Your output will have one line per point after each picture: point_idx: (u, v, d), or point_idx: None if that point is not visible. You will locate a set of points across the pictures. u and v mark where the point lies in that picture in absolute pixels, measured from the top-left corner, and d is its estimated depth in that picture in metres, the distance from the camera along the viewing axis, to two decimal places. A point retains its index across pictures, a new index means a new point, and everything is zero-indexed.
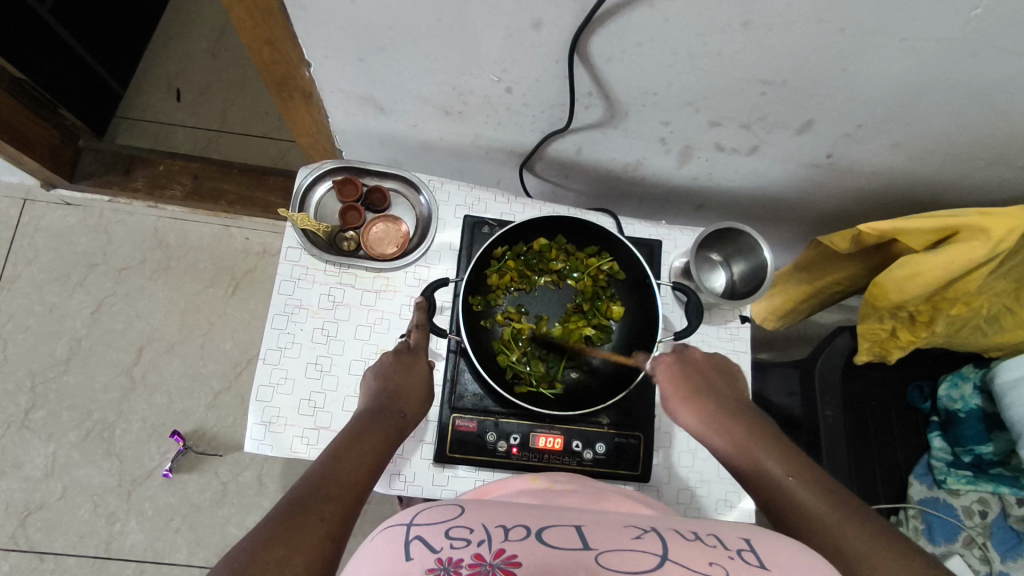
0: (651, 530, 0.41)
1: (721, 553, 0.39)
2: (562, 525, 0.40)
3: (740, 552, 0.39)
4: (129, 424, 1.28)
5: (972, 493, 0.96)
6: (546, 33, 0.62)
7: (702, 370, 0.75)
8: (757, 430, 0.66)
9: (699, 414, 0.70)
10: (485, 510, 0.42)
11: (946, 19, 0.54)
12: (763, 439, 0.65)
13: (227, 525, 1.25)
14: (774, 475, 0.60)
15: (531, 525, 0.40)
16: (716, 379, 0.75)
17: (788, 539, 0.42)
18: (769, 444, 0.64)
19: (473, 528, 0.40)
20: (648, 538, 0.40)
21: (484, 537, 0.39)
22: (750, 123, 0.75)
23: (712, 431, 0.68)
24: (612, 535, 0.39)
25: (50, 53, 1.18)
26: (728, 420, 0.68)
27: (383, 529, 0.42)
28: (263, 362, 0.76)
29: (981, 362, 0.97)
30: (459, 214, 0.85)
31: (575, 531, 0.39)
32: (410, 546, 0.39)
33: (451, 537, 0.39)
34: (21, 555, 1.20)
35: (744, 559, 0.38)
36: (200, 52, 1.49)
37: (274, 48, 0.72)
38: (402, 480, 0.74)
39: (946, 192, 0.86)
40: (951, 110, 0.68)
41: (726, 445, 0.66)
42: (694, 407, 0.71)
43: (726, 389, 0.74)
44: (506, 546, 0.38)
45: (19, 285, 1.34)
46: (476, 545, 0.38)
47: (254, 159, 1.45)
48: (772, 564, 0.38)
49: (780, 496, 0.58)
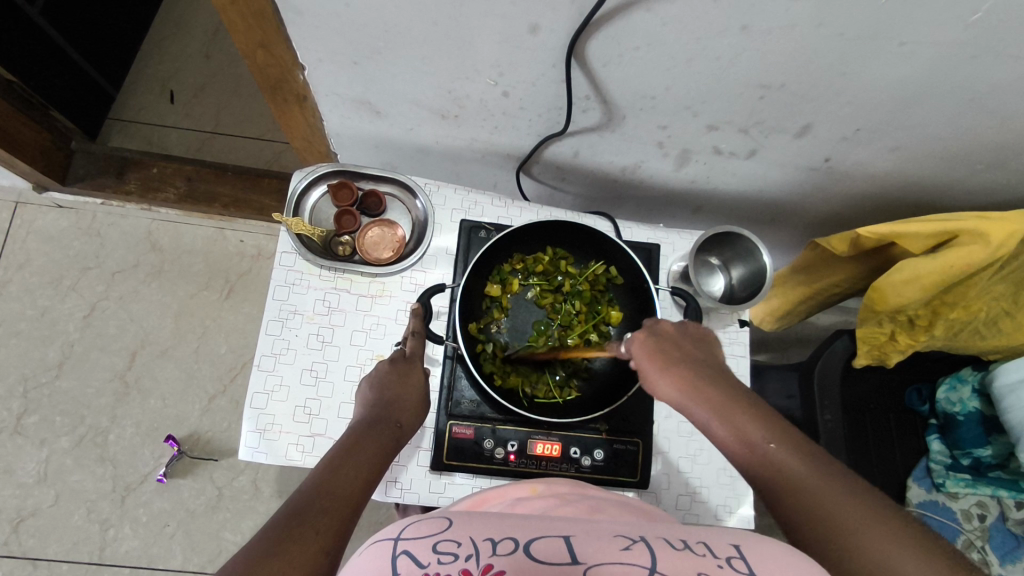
0: (640, 539, 0.40)
1: (711, 562, 0.38)
2: (551, 536, 0.39)
3: (730, 560, 0.38)
4: (123, 428, 1.27)
5: (972, 497, 0.96)
6: (542, 37, 0.61)
7: (677, 343, 0.67)
8: (743, 399, 0.59)
9: (682, 388, 0.62)
10: (475, 522, 0.42)
11: (947, 24, 0.54)
12: (752, 412, 0.58)
13: (223, 530, 1.24)
14: (773, 456, 0.54)
15: (521, 537, 0.39)
16: (691, 346, 0.67)
17: (785, 546, 0.41)
18: (759, 417, 0.57)
19: (461, 542, 0.39)
20: (636, 548, 0.39)
21: (472, 551, 0.38)
22: (748, 127, 0.74)
23: (695, 406, 0.61)
24: (602, 545, 0.39)
25: (42, 55, 1.17)
26: (713, 397, 0.60)
27: (372, 543, 0.41)
28: (257, 369, 0.75)
29: (979, 366, 0.97)
30: (456, 218, 0.84)
31: (565, 542, 0.39)
32: (398, 562, 0.38)
33: (438, 551, 0.38)
34: (13, 561, 1.19)
35: (734, 567, 0.37)
36: (194, 53, 1.48)
37: (267, 51, 0.70)
38: (399, 488, 0.73)
39: (945, 196, 0.86)
40: (950, 114, 0.67)
41: (714, 422, 0.59)
42: (679, 382, 0.63)
43: (704, 356, 0.66)
44: (493, 561, 0.37)
45: (11, 288, 1.33)
46: (464, 561, 0.38)
47: (248, 162, 1.44)
48: (763, 573, 0.37)
49: (781, 481, 0.53)
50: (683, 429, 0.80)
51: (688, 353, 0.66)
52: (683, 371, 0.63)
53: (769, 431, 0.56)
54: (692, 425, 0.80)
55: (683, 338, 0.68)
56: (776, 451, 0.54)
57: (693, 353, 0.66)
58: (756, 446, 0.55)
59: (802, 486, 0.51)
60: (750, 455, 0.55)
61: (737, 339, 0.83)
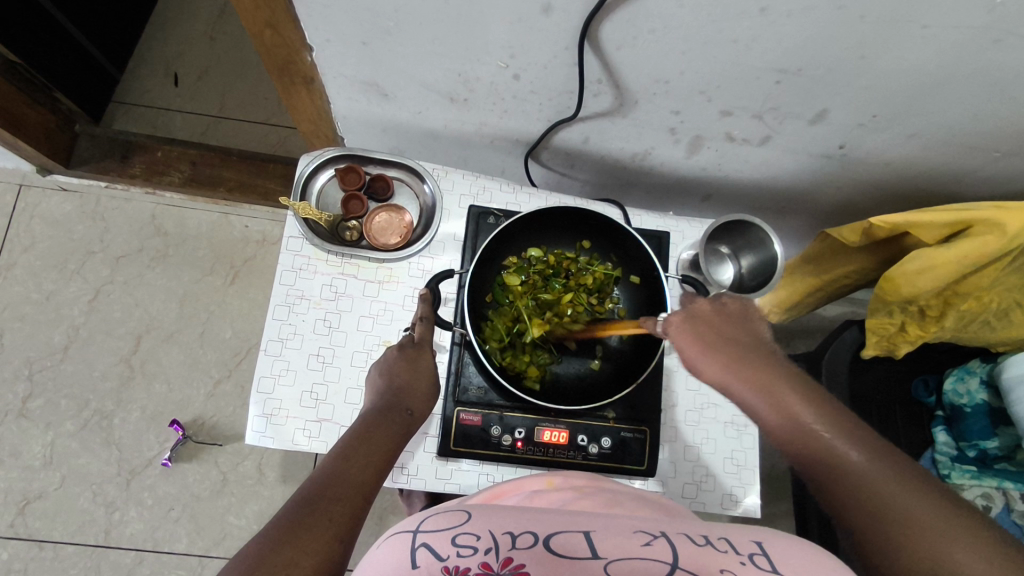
0: (661, 535, 0.40)
1: (733, 559, 0.37)
2: (571, 531, 0.39)
3: (752, 556, 0.37)
4: (128, 413, 1.28)
5: (976, 488, 0.94)
6: (556, 18, 0.60)
7: (714, 325, 0.63)
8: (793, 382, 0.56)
9: (723, 366, 0.59)
10: (493, 516, 0.41)
11: (970, 7, 0.53)
12: (806, 395, 0.54)
13: (227, 514, 1.24)
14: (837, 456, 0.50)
15: (539, 531, 0.39)
16: (730, 331, 0.62)
17: (807, 541, 0.40)
18: (820, 405, 0.54)
19: (479, 535, 0.39)
20: (656, 545, 0.38)
21: (491, 545, 0.38)
22: (762, 112, 0.73)
23: (743, 388, 0.57)
24: (623, 540, 0.38)
25: (44, 35, 1.16)
26: (758, 374, 0.57)
27: (390, 537, 0.41)
28: (264, 354, 0.75)
29: (988, 357, 0.95)
30: (464, 203, 0.83)
31: (585, 536, 0.39)
32: (416, 554, 0.38)
33: (457, 545, 0.38)
34: (19, 543, 1.20)
35: (757, 564, 0.37)
36: (199, 35, 1.46)
37: (275, 32, 0.69)
38: (406, 474, 0.73)
39: (960, 184, 0.85)
40: (971, 101, 0.66)
41: (768, 409, 0.55)
42: (723, 361, 0.59)
43: (751, 333, 0.62)
44: (513, 554, 0.37)
45: (15, 272, 1.32)
46: (484, 554, 0.37)
47: (253, 146, 1.42)
48: (786, 569, 0.37)
49: (850, 491, 0.48)
50: (690, 417, 0.79)
51: (725, 331, 0.62)
52: (735, 359, 0.59)
53: (827, 419, 0.52)
54: (700, 414, 0.79)
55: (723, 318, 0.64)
56: (840, 447, 0.50)
57: (735, 330, 0.62)
58: (826, 449, 0.51)
59: (851, 467, 0.49)
60: (810, 451, 0.51)
61: None
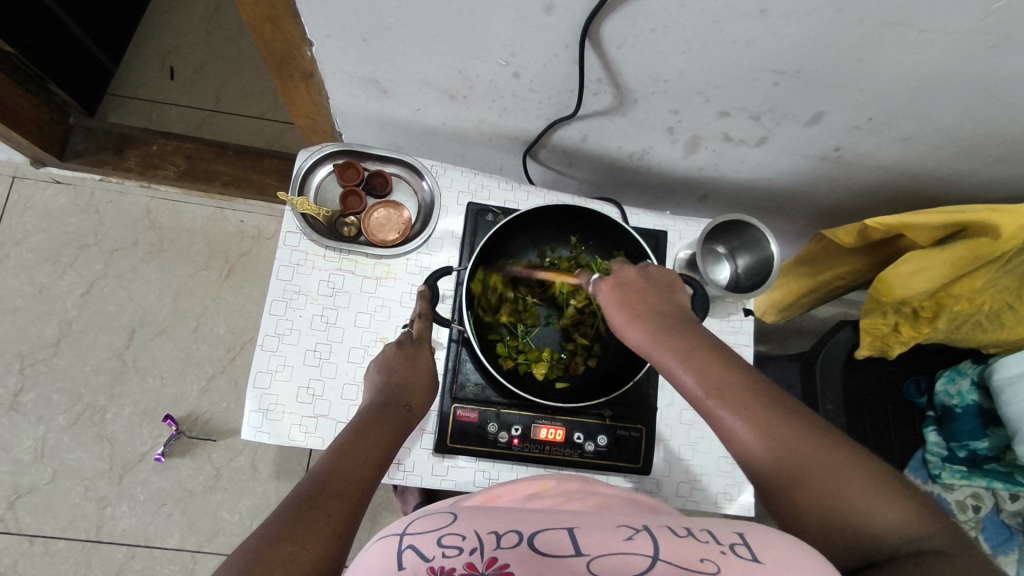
0: (643, 528, 0.40)
1: (714, 549, 0.38)
2: (555, 529, 0.40)
3: (733, 546, 0.38)
4: (121, 407, 1.27)
5: (967, 489, 0.98)
6: (557, 17, 0.60)
7: (646, 290, 0.64)
8: (712, 352, 0.56)
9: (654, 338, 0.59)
10: (480, 516, 0.42)
11: (967, 11, 0.53)
12: (724, 364, 0.55)
13: (220, 510, 1.24)
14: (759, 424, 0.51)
15: (524, 530, 0.40)
16: (659, 301, 0.62)
17: (782, 530, 0.41)
18: (738, 377, 0.54)
19: (465, 535, 0.40)
20: (638, 538, 0.39)
21: (476, 545, 0.39)
22: (760, 114, 0.73)
23: (676, 367, 0.56)
24: (605, 535, 0.39)
25: (38, 26, 1.15)
26: (684, 345, 0.57)
27: (379, 539, 0.42)
28: (261, 349, 0.75)
29: (979, 358, 0.96)
30: (462, 200, 0.83)
31: (568, 533, 0.39)
32: (403, 555, 0.39)
33: (443, 546, 0.39)
34: (9, 537, 1.19)
35: (737, 553, 0.37)
36: (194, 28, 1.45)
37: (275, 26, 0.69)
38: (401, 470, 0.73)
39: (953, 187, 0.86)
40: (966, 105, 0.67)
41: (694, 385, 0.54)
42: (653, 333, 0.59)
43: (669, 303, 0.62)
44: (498, 554, 0.38)
45: (7, 264, 1.31)
46: (468, 554, 0.38)
47: (248, 141, 1.41)
48: (765, 556, 0.37)
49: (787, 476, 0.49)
50: (686, 416, 0.80)
51: (655, 296, 0.63)
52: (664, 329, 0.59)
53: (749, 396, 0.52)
54: (695, 413, 0.80)
55: (649, 286, 0.64)
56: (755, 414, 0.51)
57: (660, 300, 0.63)
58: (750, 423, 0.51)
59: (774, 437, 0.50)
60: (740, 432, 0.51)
61: (742, 327, 0.84)
